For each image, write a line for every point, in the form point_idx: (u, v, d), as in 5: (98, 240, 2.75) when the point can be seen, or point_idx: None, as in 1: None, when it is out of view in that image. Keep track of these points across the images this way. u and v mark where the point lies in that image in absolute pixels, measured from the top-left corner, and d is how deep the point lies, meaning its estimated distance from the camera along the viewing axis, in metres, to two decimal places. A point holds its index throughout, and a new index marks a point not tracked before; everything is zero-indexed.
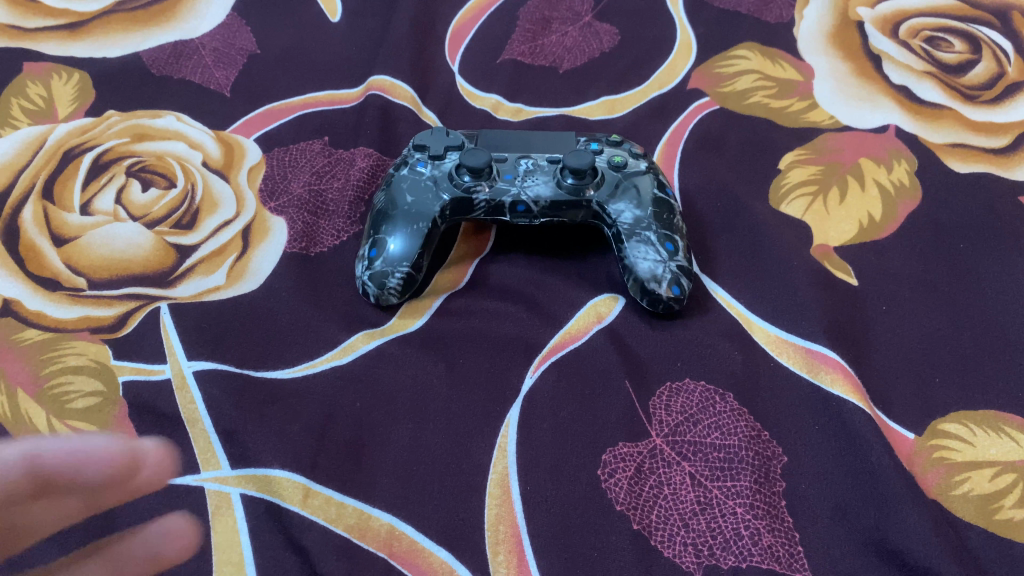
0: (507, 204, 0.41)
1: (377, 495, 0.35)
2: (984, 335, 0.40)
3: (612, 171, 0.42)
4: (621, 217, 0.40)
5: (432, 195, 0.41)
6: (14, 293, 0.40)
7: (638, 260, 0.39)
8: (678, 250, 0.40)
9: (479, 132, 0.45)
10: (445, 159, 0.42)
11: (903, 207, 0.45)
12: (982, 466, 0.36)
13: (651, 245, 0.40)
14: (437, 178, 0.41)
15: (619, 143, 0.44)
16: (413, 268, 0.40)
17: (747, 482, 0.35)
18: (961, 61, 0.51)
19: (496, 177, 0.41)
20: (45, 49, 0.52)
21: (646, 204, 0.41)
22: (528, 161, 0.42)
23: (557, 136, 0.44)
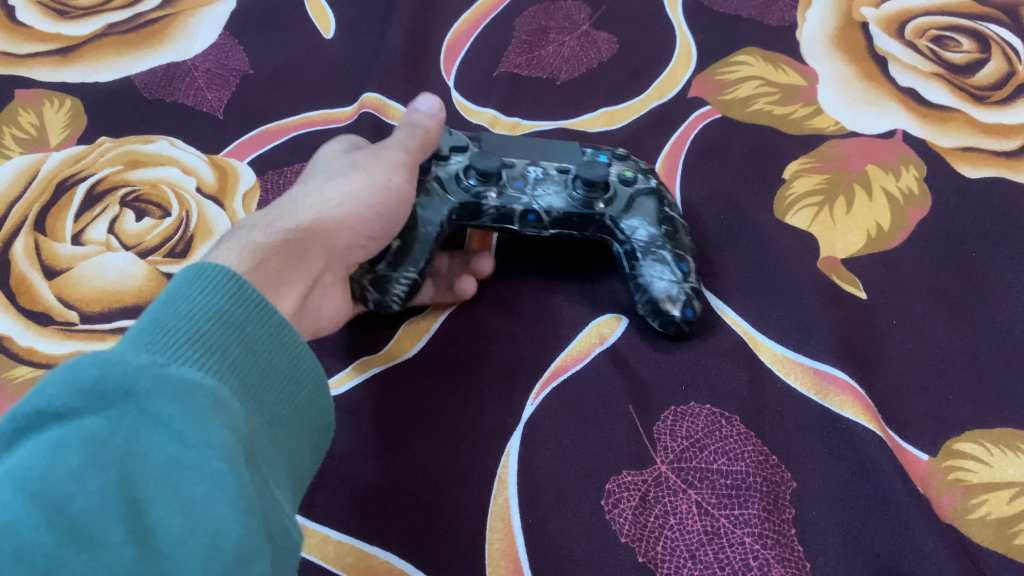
0: (517, 212, 0.39)
1: (374, 532, 0.34)
2: (999, 350, 0.39)
3: (623, 185, 0.40)
4: (636, 235, 0.39)
5: (439, 199, 0.38)
6: (7, 329, 0.40)
7: (653, 280, 0.38)
8: (691, 272, 0.39)
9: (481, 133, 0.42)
10: (449, 160, 0.39)
11: (914, 215, 0.43)
12: (1001, 488, 0.35)
13: (667, 264, 0.39)
14: (442, 181, 0.39)
15: (625, 157, 0.42)
16: (416, 275, 0.38)
17: (755, 510, 0.34)
18: (969, 61, 0.50)
19: (506, 183, 0.39)
20: (38, 75, 0.51)
21: (661, 223, 0.40)
22: (538, 169, 0.40)
23: (563, 144, 0.42)
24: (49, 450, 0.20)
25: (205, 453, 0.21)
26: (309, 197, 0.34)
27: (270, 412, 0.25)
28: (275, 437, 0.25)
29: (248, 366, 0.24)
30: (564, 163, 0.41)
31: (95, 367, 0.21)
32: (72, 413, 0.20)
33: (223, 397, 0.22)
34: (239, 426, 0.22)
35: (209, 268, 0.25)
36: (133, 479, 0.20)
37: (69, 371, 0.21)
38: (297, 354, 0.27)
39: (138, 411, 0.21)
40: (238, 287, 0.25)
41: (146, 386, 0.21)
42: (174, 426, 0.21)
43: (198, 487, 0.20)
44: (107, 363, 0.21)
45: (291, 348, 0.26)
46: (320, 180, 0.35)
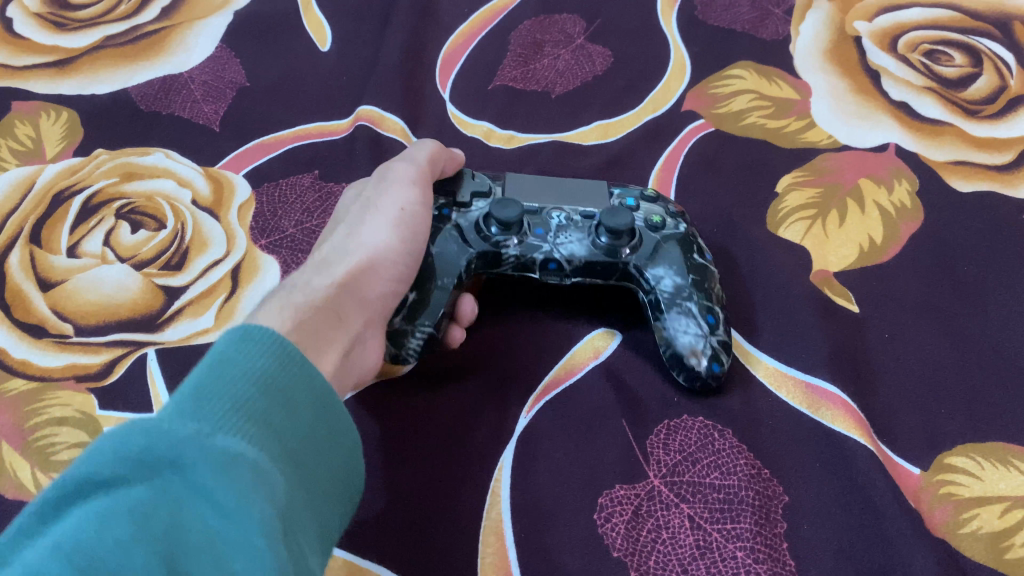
0: (538, 261, 0.38)
1: (366, 546, 0.34)
2: (990, 364, 0.39)
3: (650, 230, 0.39)
4: (661, 285, 0.38)
5: (459, 247, 0.38)
6: (1, 341, 0.40)
7: (678, 333, 0.37)
8: (720, 325, 0.38)
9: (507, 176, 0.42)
10: (471, 207, 0.40)
11: (906, 229, 0.44)
12: (992, 502, 0.35)
13: (692, 317, 0.37)
14: (462, 229, 0.39)
15: (656, 200, 0.41)
16: (434, 330, 0.37)
17: (748, 524, 0.34)
18: (962, 75, 0.50)
19: (527, 231, 0.39)
20: (35, 87, 0.52)
21: (689, 271, 0.38)
22: (560, 215, 0.40)
23: (592, 186, 0.42)
24: (96, 517, 0.20)
25: (247, 529, 0.21)
26: (336, 254, 0.35)
27: (313, 476, 0.25)
28: (315, 506, 0.25)
29: (291, 431, 0.25)
30: (590, 208, 0.40)
31: (143, 439, 0.21)
32: (119, 480, 0.21)
33: (266, 470, 0.23)
34: (280, 500, 0.22)
35: (254, 334, 0.25)
36: (176, 552, 0.20)
37: (118, 441, 0.21)
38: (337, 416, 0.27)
39: (183, 483, 0.21)
40: (282, 353, 0.25)
41: (193, 458, 0.21)
42: (217, 498, 0.21)
43: (238, 560, 0.20)
44: (155, 435, 0.21)
45: (332, 414, 0.27)
46: (344, 233, 0.36)
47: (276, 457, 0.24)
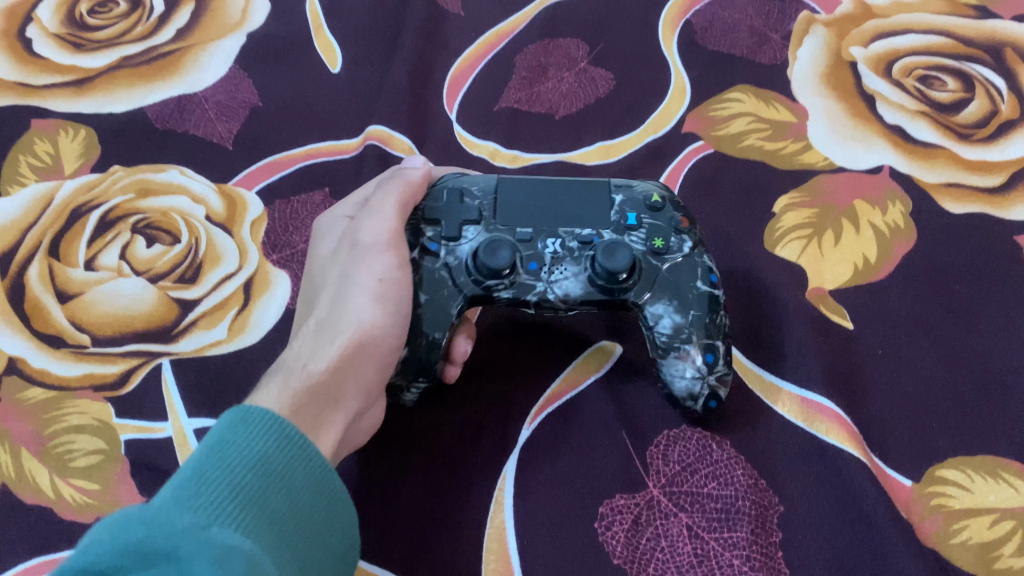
0: (533, 300, 0.37)
1: (375, 551, 0.36)
2: (982, 380, 0.40)
3: (651, 258, 0.37)
4: (659, 323, 0.37)
5: (450, 292, 0.37)
6: (20, 350, 0.42)
7: (674, 379, 0.37)
8: (720, 359, 0.37)
9: (498, 180, 0.39)
10: (460, 240, 0.38)
11: (899, 248, 0.45)
12: (981, 513, 0.36)
13: (689, 361, 0.36)
14: (452, 268, 0.37)
15: (660, 209, 0.38)
16: (428, 381, 0.37)
17: (744, 532, 0.35)
18: (955, 100, 0.51)
19: (520, 268, 0.37)
20: (53, 106, 0.53)
21: (689, 308, 0.37)
22: (555, 242, 0.37)
23: (591, 197, 0.39)
24: None
25: None
26: (322, 331, 0.35)
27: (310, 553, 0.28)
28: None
29: (285, 513, 0.28)
30: (587, 230, 0.38)
31: (141, 530, 0.24)
32: (116, 570, 0.24)
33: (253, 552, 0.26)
34: None
35: (250, 418, 0.29)
36: None
37: (117, 531, 0.24)
38: (335, 495, 0.30)
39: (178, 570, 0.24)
40: (278, 437, 0.29)
41: (187, 549, 0.24)
42: None
43: None
44: (152, 525, 0.24)
45: (324, 488, 0.29)
46: (329, 304, 0.36)
47: (263, 540, 0.27)
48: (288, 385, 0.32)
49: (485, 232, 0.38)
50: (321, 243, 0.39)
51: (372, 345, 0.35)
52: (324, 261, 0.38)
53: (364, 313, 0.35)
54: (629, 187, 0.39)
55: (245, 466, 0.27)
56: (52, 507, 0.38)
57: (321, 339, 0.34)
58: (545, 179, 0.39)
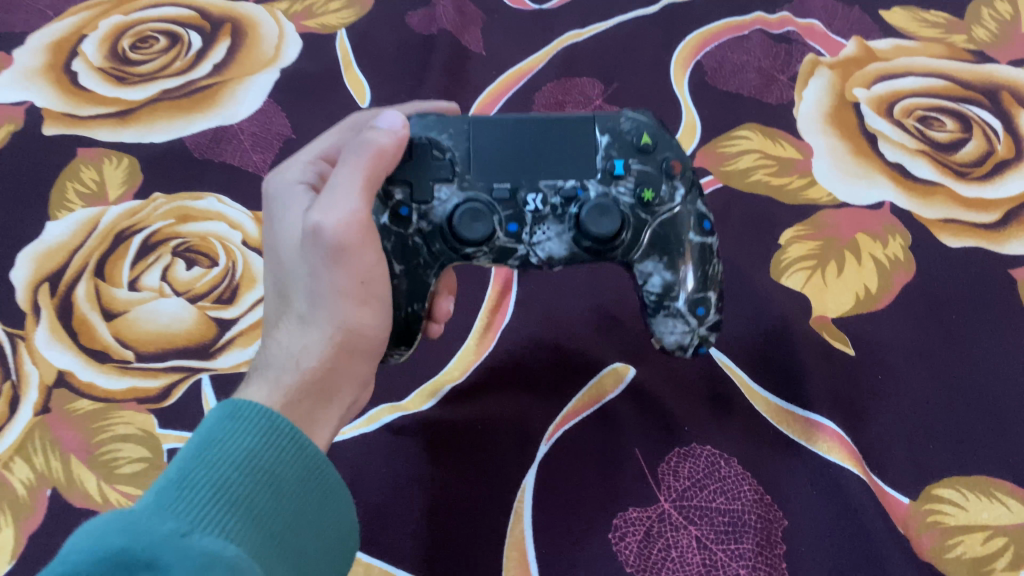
0: (516, 260, 0.37)
1: (402, 556, 0.38)
2: (976, 404, 0.42)
3: (640, 210, 0.37)
4: (649, 281, 0.37)
5: (426, 260, 0.37)
6: (69, 364, 0.44)
7: (664, 334, 0.37)
8: (710, 310, 0.38)
9: (468, 124, 0.37)
10: (433, 202, 0.36)
11: (898, 280, 0.47)
12: (974, 530, 0.38)
13: (680, 319, 0.37)
14: (427, 234, 0.36)
15: (649, 151, 0.37)
16: (410, 348, 0.38)
17: (750, 544, 0.38)
18: (953, 139, 0.54)
19: (500, 228, 0.36)
20: (98, 136, 0.56)
21: (678, 265, 0.37)
22: (536, 197, 0.36)
23: (575, 139, 0.37)
24: None
25: None
26: (302, 331, 0.34)
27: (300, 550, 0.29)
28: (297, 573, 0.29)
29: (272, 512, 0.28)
30: (571, 182, 0.37)
31: (122, 537, 0.25)
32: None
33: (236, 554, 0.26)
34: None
35: (236, 419, 0.29)
36: None
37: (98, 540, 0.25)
38: (326, 484, 0.31)
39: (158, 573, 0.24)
40: (262, 438, 0.29)
41: (169, 554, 0.25)
42: None
43: None
44: (132, 533, 0.25)
45: (311, 485, 0.30)
46: (303, 295, 0.34)
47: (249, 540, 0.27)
48: (278, 384, 0.33)
49: (459, 190, 0.36)
50: (285, 211, 0.36)
51: (356, 337, 0.35)
52: (289, 237, 0.35)
53: (347, 313, 0.34)
54: (615, 123, 0.37)
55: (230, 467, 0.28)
56: (99, 511, 0.40)
57: (302, 340, 0.34)
58: (522, 119, 0.37)
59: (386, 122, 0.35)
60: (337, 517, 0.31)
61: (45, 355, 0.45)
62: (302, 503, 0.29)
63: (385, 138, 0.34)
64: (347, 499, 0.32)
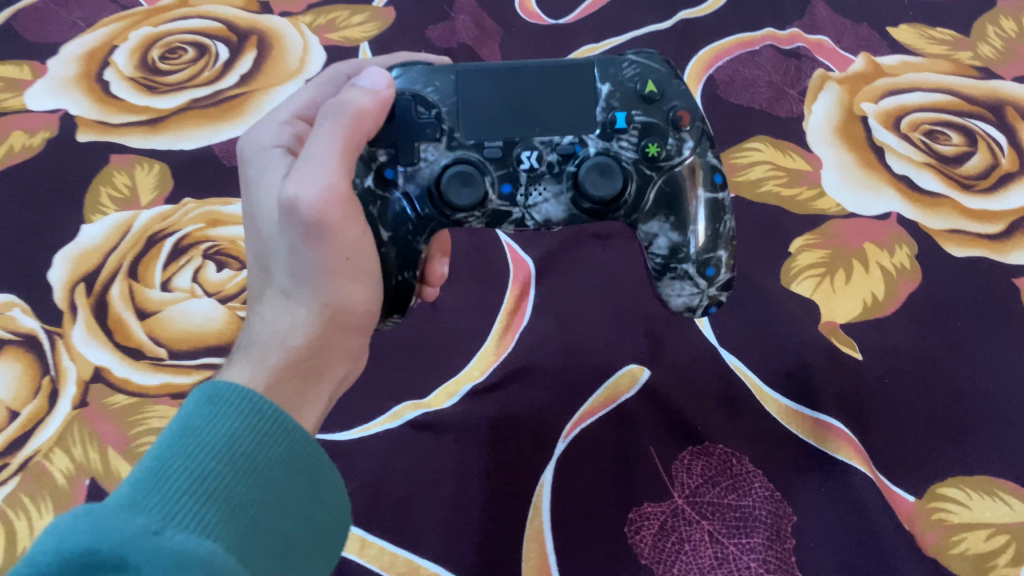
0: (512, 220, 0.36)
1: (426, 547, 0.39)
2: (979, 407, 0.44)
3: (644, 165, 0.36)
4: (655, 242, 0.37)
5: (415, 224, 0.36)
6: (105, 361, 0.46)
7: (672, 296, 0.38)
8: (720, 271, 0.37)
9: (456, 74, 0.36)
10: (420, 164, 0.35)
11: (905, 287, 0.49)
12: (978, 527, 0.40)
13: (687, 280, 0.37)
14: (415, 197, 0.36)
15: (655, 101, 0.36)
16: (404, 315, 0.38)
17: (761, 539, 0.39)
18: (958, 153, 0.55)
19: (495, 188, 0.36)
20: (130, 142, 0.58)
21: (685, 226, 0.36)
22: (532, 154, 0.35)
23: (574, 90, 0.36)
24: None
25: None
26: (286, 308, 0.33)
27: (284, 534, 0.28)
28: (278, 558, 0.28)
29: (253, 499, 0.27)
30: (568, 139, 0.36)
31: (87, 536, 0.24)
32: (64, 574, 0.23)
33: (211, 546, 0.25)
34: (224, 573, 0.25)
35: (217, 399, 0.29)
36: None
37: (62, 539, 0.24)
38: (310, 465, 0.30)
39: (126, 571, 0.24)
40: (245, 420, 0.28)
41: (137, 553, 0.24)
42: None
43: None
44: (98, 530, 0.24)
45: (296, 468, 0.29)
46: (286, 272, 0.34)
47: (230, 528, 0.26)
48: (263, 365, 0.32)
49: (447, 150, 0.35)
50: (263, 177, 0.36)
51: (342, 312, 0.34)
52: (269, 207, 0.35)
53: (333, 289, 0.34)
54: (617, 71, 0.36)
55: (209, 454, 0.27)
56: None
57: (287, 317, 0.33)
58: (514, 67, 0.36)
59: (369, 82, 0.34)
60: (324, 496, 0.31)
61: (82, 352, 0.47)
62: (287, 487, 0.28)
63: (367, 98, 0.34)
64: (333, 477, 0.31)
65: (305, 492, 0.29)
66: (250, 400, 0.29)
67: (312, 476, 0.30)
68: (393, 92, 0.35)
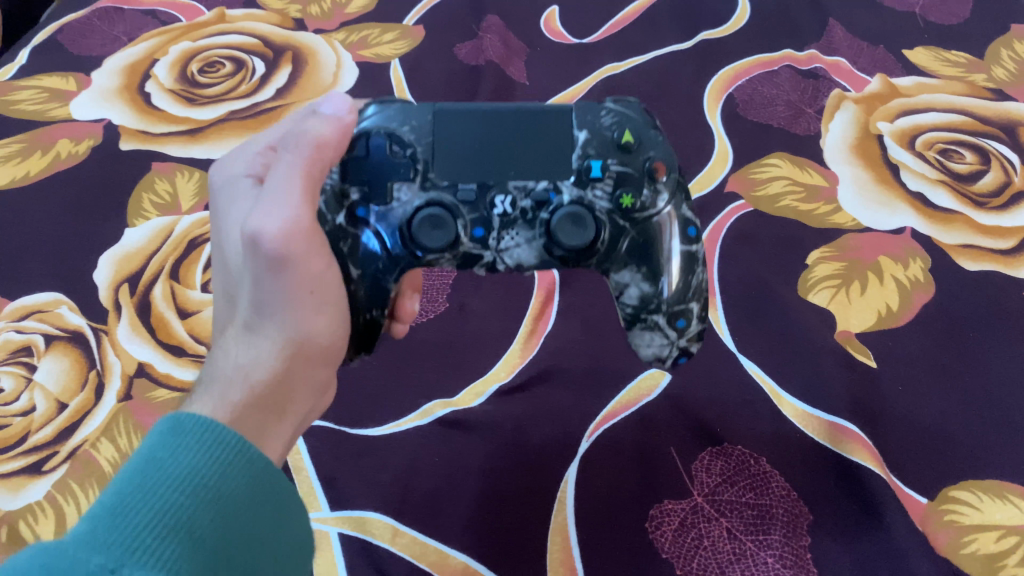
0: (483, 263, 0.37)
1: (455, 538, 0.41)
2: (991, 414, 0.45)
3: (618, 215, 0.37)
4: (626, 291, 0.38)
5: (384, 265, 0.37)
6: (148, 357, 0.49)
7: (643, 346, 0.38)
8: (692, 322, 0.38)
9: (436, 116, 0.37)
10: (394, 204, 0.36)
11: (919, 299, 0.50)
12: (989, 528, 0.41)
13: (656, 331, 0.38)
14: (385, 238, 0.36)
15: (631, 151, 0.37)
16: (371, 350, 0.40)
17: (778, 535, 0.41)
18: (971, 171, 0.57)
19: (465, 234, 0.37)
20: (170, 151, 0.60)
21: (658, 276, 0.37)
22: (504, 200, 0.36)
23: (551, 136, 0.37)
24: None
25: None
26: (250, 343, 0.34)
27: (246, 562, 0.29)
28: None
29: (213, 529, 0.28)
30: (542, 185, 0.36)
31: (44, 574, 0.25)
32: None
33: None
34: None
35: (179, 433, 0.30)
36: None
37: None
38: (272, 493, 0.31)
39: None
40: (205, 452, 0.29)
41: None
42: None
43: None
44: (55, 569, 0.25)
45: (258, 498, 0.30)
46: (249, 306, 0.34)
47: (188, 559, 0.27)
48: (225, 400, 0.32)
49: (421, 191, 0.36)
50: (230, 209, 0.36)
51: (307, 346, 0.35)
52: (237, 239, 0.35)
53: (297, 324, 0.34)
54: (596, 118, 0.37)
55: (169, 487, 0.28)
56: None
57: (251, 350, 0.34)
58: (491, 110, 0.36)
59: (331, 108, 0.35)
60: (286, 524, 0.32)
61: (126, 348, 0.49)
62: (248, 518, 0.29)
63: (328, 127, 0.35)
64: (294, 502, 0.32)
65: (268, 519, 0.31)
66: (212, 432, 0.30)
67: (274, 505, 0.31)
68: (355, 117, 0.36)
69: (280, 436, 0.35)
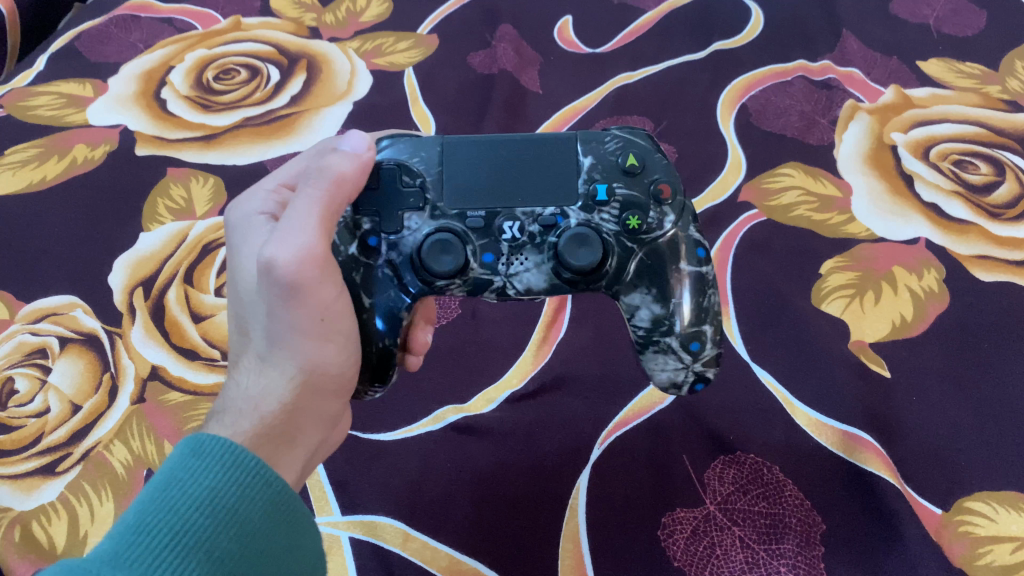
0: (494, 291, 0.37)
1: (466, 544, 0.41)
2: (1006, 425, 0.45)
3: (625, 237, 0.37)
4: (638, 314, 0.37)
5: (395, 292, 0.37)
6: (161, 360, 0.49)
7: (656, 371, 0.38)
8: (706, 345, 0.37)
9: (444, 146, 0.37)
10: (403, 232, 0.36)
11: (933, 309, 0.50)
12: (1004, 540, 0.41)
13: (669, 354, 0.37)
14: (396, 265, 0.36)
15: (636, 174, 0.37)
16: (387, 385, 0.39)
17: (791, 544, 0.41)
18: (986, 182, 0.57)
19: (475, 258, 0.37)
20: (185, 156, 0.60)
21: (667, 298, 0.37)
22: (513, 225, 0.37)
23: (557, 163, 0.37)
24: None
25: None
26: (262, 373, 0.34)
27: None
28: None
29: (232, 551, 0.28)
30: (550, 210, 0.37)
31: None
32: None
33: None
34: None
35: (198, 454, 0.30)
36: None
37: None
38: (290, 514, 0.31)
39: None
40: (224, 473, 0.29)
41: None
42: None
43: None
44: None
45: (276, 518, 0.30)
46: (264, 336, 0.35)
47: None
48: (238, 431, 0.33)
49: (430, 218, 0.37)
50: (244, 241, 0.37)
51: (317, 377, 0.35)
52: (250, 271, 0.35)
53: (309, 354, 0.35)
54: (601, 145, 0.38)
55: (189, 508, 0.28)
56: None
57: (262, 381, 0.34)
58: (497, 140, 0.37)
59: (351, 147, 0.36)
60: (303, 544, 0.32)
61: (140, 351, 0.49)
62: (267, 539, 0.29)
63: (348, 163, 0.35)
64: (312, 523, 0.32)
65: (287, 541, 0.30)
66: (230, 453, 0.30)
67: (292, 525, 0.31)
68: (373, 155, 0.37)
69: (291, 468, 0.35)
